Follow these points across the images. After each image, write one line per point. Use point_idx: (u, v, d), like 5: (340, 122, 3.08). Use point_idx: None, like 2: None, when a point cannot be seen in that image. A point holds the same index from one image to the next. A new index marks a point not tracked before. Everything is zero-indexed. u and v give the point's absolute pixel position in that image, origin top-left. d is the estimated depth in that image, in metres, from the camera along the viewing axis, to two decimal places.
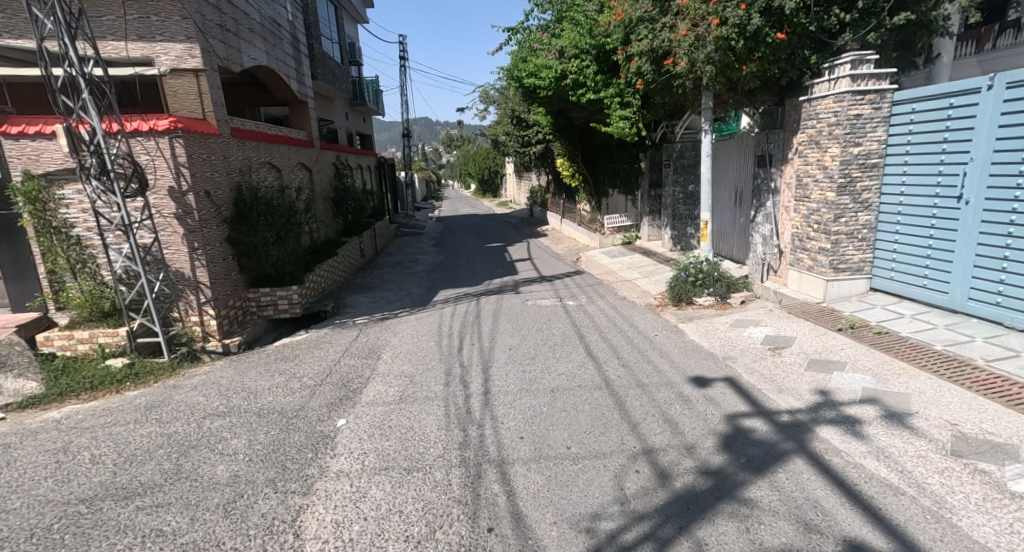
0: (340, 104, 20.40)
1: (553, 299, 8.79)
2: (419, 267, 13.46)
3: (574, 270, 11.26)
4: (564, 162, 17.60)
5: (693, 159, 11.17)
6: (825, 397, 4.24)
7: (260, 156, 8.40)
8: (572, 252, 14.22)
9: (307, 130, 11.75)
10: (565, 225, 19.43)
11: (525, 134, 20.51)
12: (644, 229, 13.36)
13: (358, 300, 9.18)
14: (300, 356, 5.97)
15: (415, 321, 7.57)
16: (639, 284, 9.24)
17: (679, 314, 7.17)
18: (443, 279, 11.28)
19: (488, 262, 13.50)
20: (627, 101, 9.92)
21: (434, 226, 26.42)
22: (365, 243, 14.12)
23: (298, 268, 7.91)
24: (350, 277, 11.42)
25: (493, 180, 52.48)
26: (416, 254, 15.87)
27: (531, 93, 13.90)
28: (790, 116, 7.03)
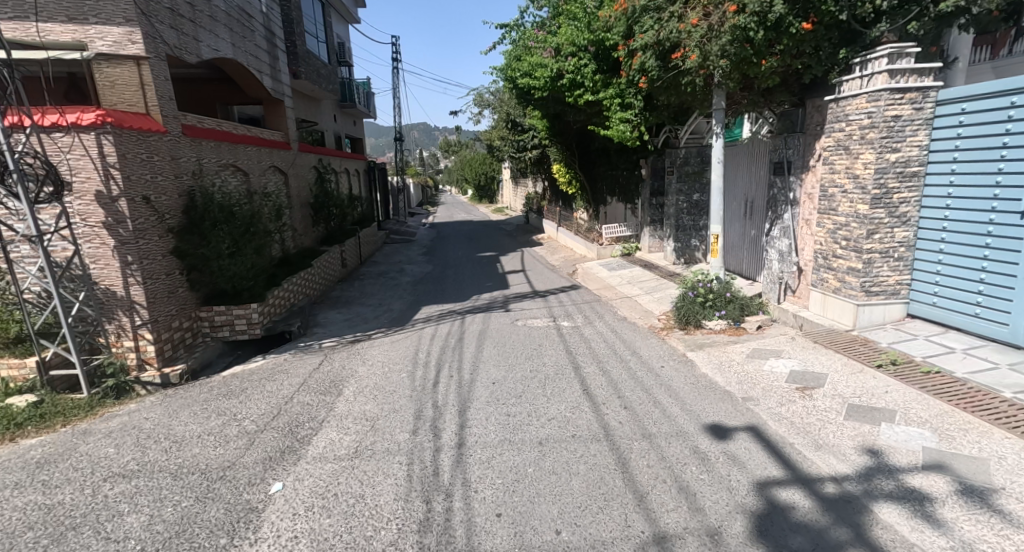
0: (328, 106, 19.64)
1: (546, 318, 7.97)
2: (405, 278, 12.64)
3: (569, 284, 10.48)
4: (561, 168, 16.77)
5: (698, 165, 10.41)
6: (877, 460, 3.42)
7: (222, 157, 7.58)
8: (568, 263, 13.42)
9: (283, 131, 10.94)
10: (562, 234, 18.66)
11: (520, 139, 19.79)
12: (645, 240, 12.58)
13: (332, 318, 8.34)
14: (249, 390, 5.14)
15: (389, 346, 6.73)
16: (640, 303, 8.44)
17: (686, 340, 6.36)
18: (428, 293, 10.46)
19: (478, 273, 12.68)
20: (629, 102, 9.12)
21: (427, 233, 25.61)
22: (348, 252, 13.29)
23: (260, 283, 7.07)
24: (328, 291, 10.58)
25: (490, 187, 51.79)
26: (403, 264, 15.04)
27: (526, 96, 13.14)
28: (812, 119, 6.27)
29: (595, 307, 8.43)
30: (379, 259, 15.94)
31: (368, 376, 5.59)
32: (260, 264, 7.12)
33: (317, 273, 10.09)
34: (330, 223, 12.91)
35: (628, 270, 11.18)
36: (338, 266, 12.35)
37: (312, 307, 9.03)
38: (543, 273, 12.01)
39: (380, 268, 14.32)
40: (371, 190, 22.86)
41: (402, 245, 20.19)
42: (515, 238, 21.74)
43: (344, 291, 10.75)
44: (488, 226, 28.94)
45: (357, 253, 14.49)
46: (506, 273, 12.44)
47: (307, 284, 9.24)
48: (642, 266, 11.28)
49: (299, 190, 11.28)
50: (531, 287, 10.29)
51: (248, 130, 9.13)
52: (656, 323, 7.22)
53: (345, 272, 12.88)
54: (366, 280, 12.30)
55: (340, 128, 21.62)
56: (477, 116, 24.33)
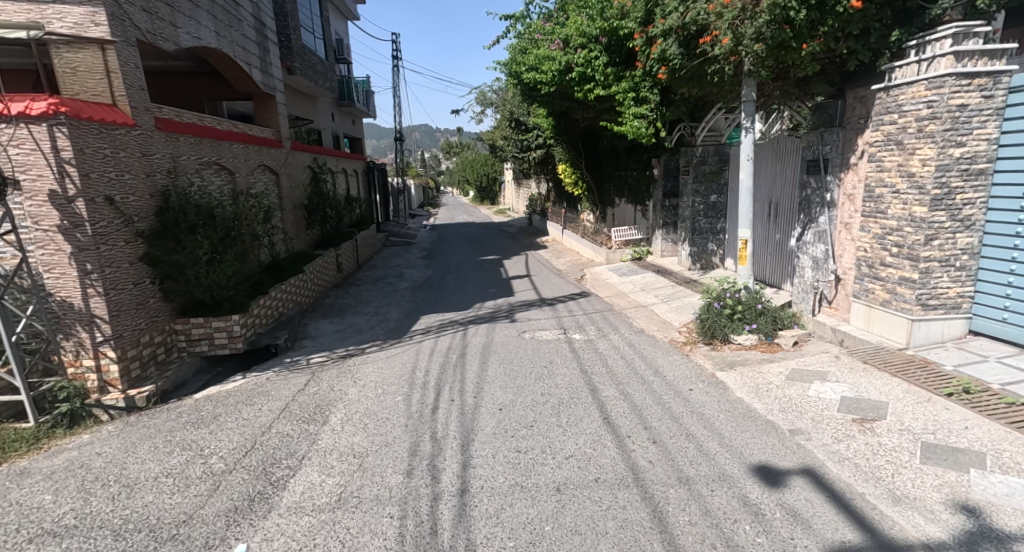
0: (326, 104, 19.07)
1: (555, 328, 7.36)
2: (404, 284, 12.03)
3: (578, 291, 9.87)
4: (566, 169, 16.22)
5: (716, 165, 9.81)
6: (977, 522, 2.79)
7: (204, 154, 6.97)
8: (575, 268, 12.80)
9: (275, 128, 10.34)
10: (567, 236, 18.05)
11: (523, 138, 19.20)
12: (657, 244, 11.95)
13: (324, 329, 7.74)
14: (223, 417, 4.53)
15: (384, 364, 6.13)
16: (657, 313, 7.82)
17: (713, 357, 5.74)
18: (428, 300, 9.85)
19: (481, 279, 12.07)
20: (644, 96, 8.50)
21: (428, 235, 25.03)
22: (344, 256, 12.66)
23: (243, 292, 6.47)
24: (322, 298, 9.98)
25: (491, 188, 51.24)
26: (403, 268, 14.44)
27: (532, 92, 12.54)
28: (854, 112, 5.65)
29: (607, 317, 7.81)
30: (378, 263, 15.34)
31: (360, 399, 4.99)
32: (243, 271, 6.52)
33: (309, 279, 9.47)
34: (324, 225, 12.26)
35: (639, 276, 10.55)
36: (333, 271, 11.72)
37: (303, 316, 8.43)
38: (550, 279, 11.39)
39: (378, 272, 13.71)
40: (370, 191, 22.24)
41: (402, 248, 19.58)
42: (518, 241, 21.15)
43: (339, 298, 10.15)
44: (490, 228, 28.33)
45: (354, 257, 13.85)
46: (510, 279, 11.84)
47: (297, 291, 8.62)
48: (655, 272, 10.66)
49: (291, 191, 10.66)
50: (538, 295, 9.69)
51: (235, 126, 8.52)
52: (677, 337, 6.59)
53: (341, 277, 12.26)
54: (362, 286, 11.70)
55: (338, 127, 21.05)
56: (480, 116, 23.75)
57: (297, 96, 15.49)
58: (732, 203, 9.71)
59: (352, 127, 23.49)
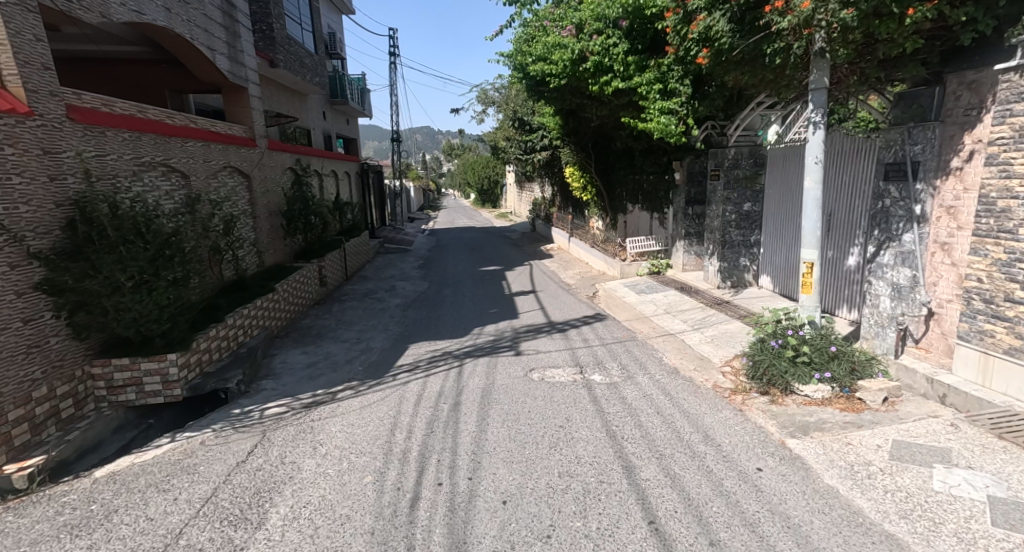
0: (316, 102, 17.89)
1: (569, 365, 6.12)
2: (395, 300, 10.80)
3: (592, 312, 8.65)
4: (574, 172, 15.06)
5: (750, 169, 8.59)
6: None
7: (142, 153, 5.76)
8: (585, 281, 11.61)
9: (248, 125, 9.15)
10: (575, 244, 16.84)
11: (528, 139, 17.97)
12: (678, 257, 10.73)
13: (292, 363, 6.51)
14: (120, 514, 3.30)
15: (357, 418, 4.87)
16: (689, 345, 6.59)
17: (775, 414, 4.49)
18: (421, 323, 8.61)
19: (482, 294, 10.85)
20: (673, 88, 7.30)
21: (426, 241, 23.85)
22: (329, 268, 11.44)
23: (185, 323, 5.25)
24: (299, 320, 8.75)
25: (493, 190, 50.06)
26: (396, 280, 13.24)
27: (538, 86, 11.32)
28: (958, 101, 4.43)
29: (631, 350, 6.57)
30: (369, 274, 14.12)
31: (317, 479, 3.75)
32: (186, 297, 5.30)
33: (282, 299, 8.26)
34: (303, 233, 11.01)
35: (661, 295, 9.33)
36: (315, 286, 10.48)
37: (271, 346, 7.22)
38: (558, 296, 10.18)
39: (368, 286, 12.49)
40: (363, 194, 21.00)
41: (397, 255, 18.36)
42: (521, 248, 19.92)
43: (320, 320, 8.93)
44: (491, 233, 27.09)
45: (341, 268, 12.62)
46: (513, 295, 10.62)
47: (265, 315, 7.39)
48: (678, 291, 9.43)
49: (263, 195, 9.43)
50: (546, 317, 8.46)
51: (197, 119, 7.35)
52: (722, 381, 5.34)
53: (325, 293, 11.02)
54: (349, 303, 10.48)
55: (330, 127, 19.86)
56: (481, 115, 22.51)
57: (281, 91, 14.28)
58: (769, 214, 8.50)
59: (345, 128, 22.31)
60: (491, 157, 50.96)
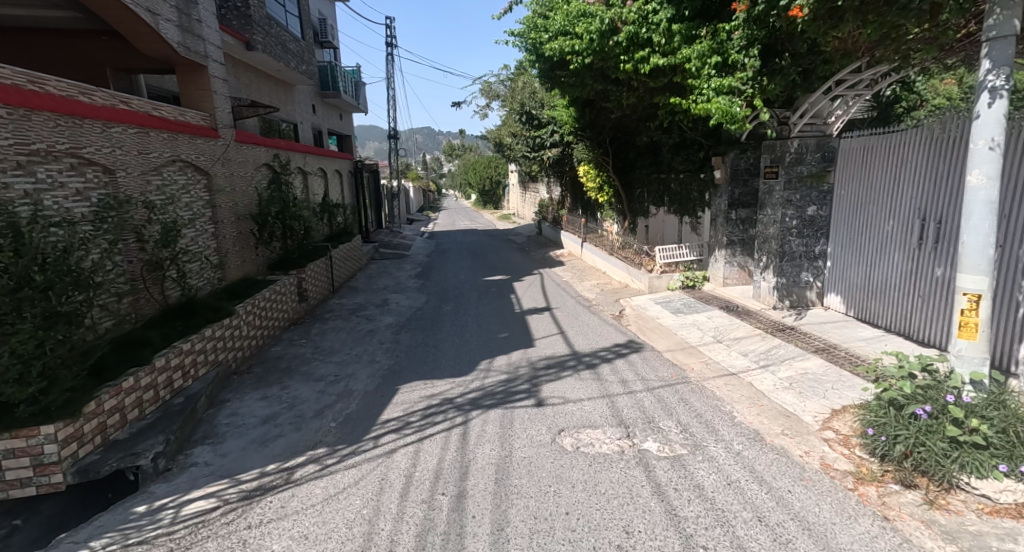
0: (304, 94, 16.42)
1: (611, 425, 4.60)
2: (387, 320, 9.24)
3: (623, 339, 7.12)
4: (591, 172, 13.81)
5: (817, 166, 7.05)
6: None
7: (29, 138, 4.29)
8: (607, 297, 10.12)
9: (209, 112, 7.64)
10: (589, 251, 15.36)
11: (536, 134, 16.51)
12: (719, 270, 9.18)
13: (246, 416, 4.98)
14: None
15: (318, 522, 3.33)
16: (764, 393, 5.05)
17: (946, 529, 2.98)
18: (416, 354, 7.04)
19: (488, 313, 9.29)
20: (733, 62, 5.77)
21: (427, 246, 22.38)
22: (310, 280, 9.89)
23: (77, 376, 3.77)
24: (267, 348, 7.21)
25: (495, 191, 48.61)
26: (389, 293, 11.70)
27: (556, 72, 9.83)
28: None
29: (688, 400, 5.03)
30: (361, 286, 12.58)
31: None
32: (78, 339, 3.83)
33: (245, 323, 6.73)
34: (279, 241, 9.50)
35: (704, 317, 7.80)
36: (293, 302, 8.96)
37: (223, 389, 5.67)
38: (578, 317, 8.64)
39: (357, 300, 10.94)
40: (355, 196, 19.46)
41: (393, 263, 16.82)
42: (528, 255, 18.34)
43: (294, 348, 7.38)
44: (494, 237, 25.50)
45: (325, 279, 11.06)
46: (525, 314, 9.08)
47: (218, 347, 5.85)
48: (723, 312, 7.89)
49: (226, 196, 7.95)
50: (568, 346, 6.94)
51: (132, 100, 5.92)
52: (833, 457, 3.80)
53: (304, 310, 9.46)
54: (333, 324, 8.91)
55: (320, 122, 18.40)
56: (484, 110, 20.98)
57: (261, 80, 12.82)
58: (843, 218, 6.95)
59: (337, 124, 20.83)
60: (494, 157, 49.44)
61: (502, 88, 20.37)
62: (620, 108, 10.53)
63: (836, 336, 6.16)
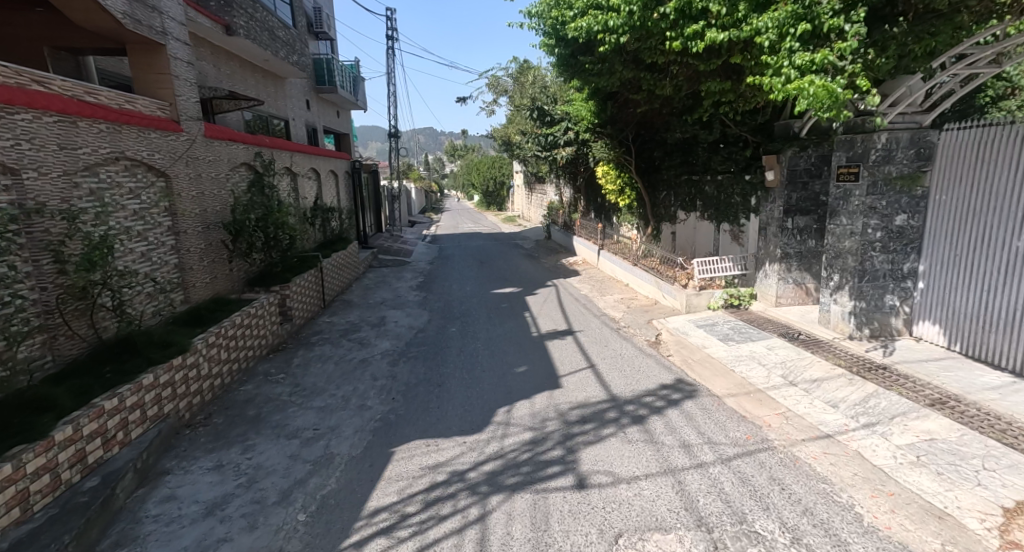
0: (296, 88, 15.20)
1: (683, 527, 3.31)
2: (383, 346, 7.93)
3: (670, 378, 5.83)
4: (610, 173, 12.65)
5: (909, 165, 5.73)
6: None
7: None
8: (637, 317, 8.83)
9: (169, 103, 6.39)
10: (607, 259, 14.09)
11: (548, 132, 15.30)
12: (772, 288, 7.86)
13: (185, 503, 3.71)
14: None
15: None
16: (884, 472, 3.73)
17: None
18: (415, 397, 5.73)
19: (501, 338, 8.00)
20: (829, 29, 4.47)
21: (430, 251, 21.10)
22: (295, 297, 8.60)
23: None
24: (234, 387, 5.93)
25: (499, 192, 47.42)
26: (387, 310, 10.41)
27: (579, 56, 8.64)
28: None
29: (781, 481, 3.73)
30: (356, 301, 11.29)
31: None
32: None
33: (205, 360, 5.44)
34: (259, 252, 8.25)
35: (763, 347, 6.49)
36: (274, 324, 7.67)
37: (165, 454, 4.40)
38: (606, 345, 7.35)
39: (351, 320, 9.64)
40: (351, 199, 18.19)
41: (393, 272, 15.57)
42: (539, 262, 17.02)
43: (268, 386, 6.09)
44: (501, 241, 24.22)
45: (313, 293, 9.76)
46: (544, 340, 7.78)
47: (163, 398, 4.58)
48: (785, 340, 6.58)
49: (187, 200, 6.64)
50: (604, 389, 5.64)
51: (52, 79, 4.60)
52: None
53: (287, 332, 8.17)
54: (320, 351, 7.61)
55: (315, 119, 17.22)
56: (491, 106, 19.72)
57: (245, 71, 11.60)
58: (945, 230, 5.63)
59: (333, 121, 19.62)
60: (498, 158, 48.16)
61: (510, 83, 19.08)
62: (649, 99, 9.28)
63: (950, 382, 4.84)
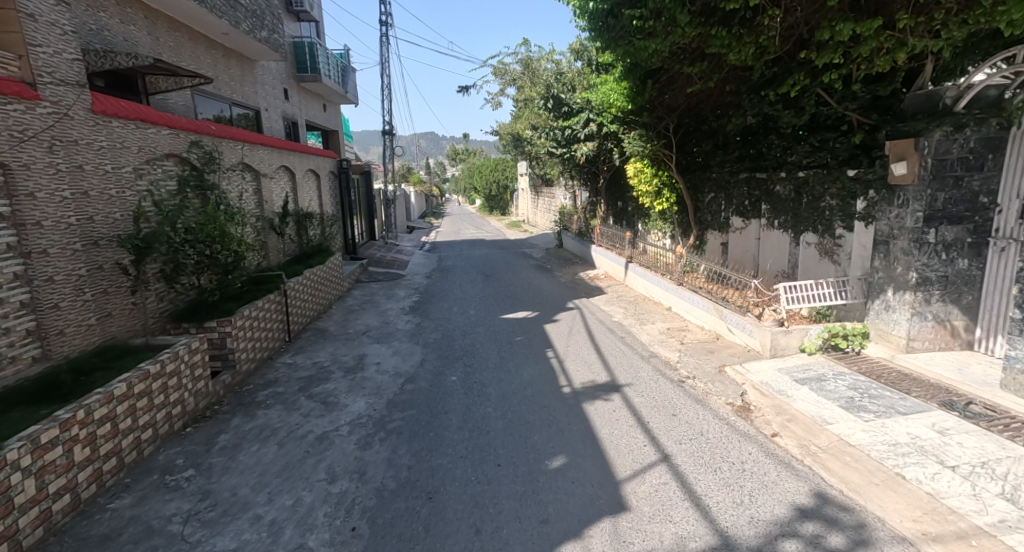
0: (268, 73, 13.16)
1: None
2: (357, 409, 5.70)
3: (803, 493, 3.62)
4: (645, 171, 10.71)
5: None
6: None
7: None
8: (701, 361, 6.64)
9: (21, 56, 4.33)
10: (639, 275, 11.93)
11: (566, 126, 13.30)
12: (901, 327, 5.62)
13: None
14: None
15: None
16: None
17: None
18: (390, 534, 3.51)
19: (520, 398, 5.77)
20: None
21: (430, 261, 18.91)
22: (235, 335, 6.35)
23: None
24: (99, 509, 3.75)
25: (502, 197, 45.32)
26: (370, 347, 8.18)
27: (622, 11, 6.50)
28: None
29: None
30: (332, 333, 9.05)
31: None
32: None
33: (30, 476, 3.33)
34: (185, 273, 6.07)
35: (925, 426, 4.26)
36: (200, 379, 5.44)
37: None
38: (672, 413, 5.12)
39: (321, 363, 7.41)
40: (336, 204, 16.03)
41: (385, 290, 13.41)
42: (554, 276, 14.85)
43: (161, 499, 3.88)
44: (509, 250, 22.04)
45: (269, 325, 7.53)
46: (580, 403, 5.55)
47: None
48: (955, 414, 4.36)
49: (50, 203, 4.46)
50: (702, 519, 3.45)
51: None
52: None
53: (223, 386, 5.94)
54: (264, 420, 5.38)
55: (293, 110, 15.13)
56: (496, 97, 17.53)
57: (193, 46, 9.56)
58: None
59: (317, 115, 17.56)
60: (501, 160, 46.02)
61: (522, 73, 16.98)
62: (708, 70, 7.18)
63: None
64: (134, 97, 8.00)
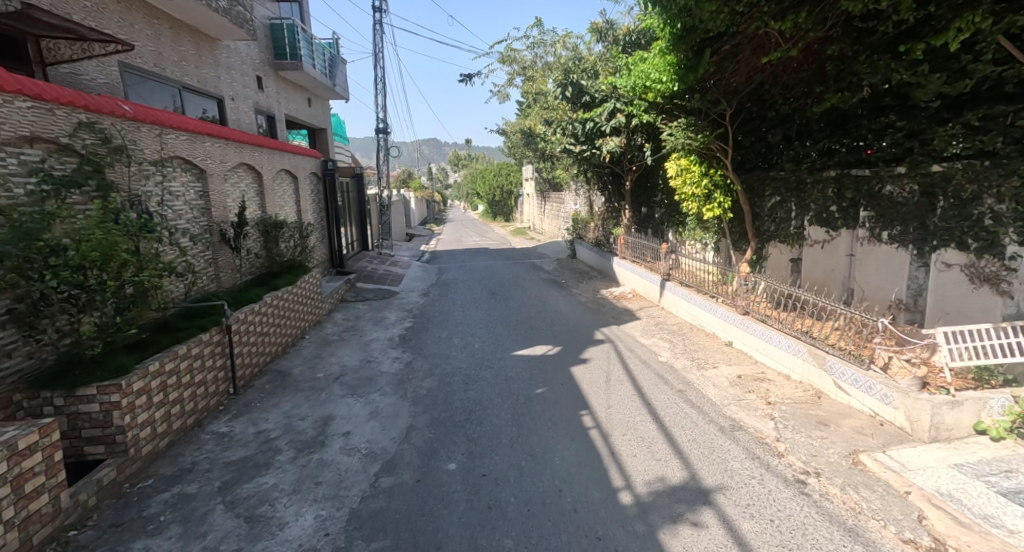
0: (236, 55, 11.23)
1: None
2: (297, 536, 3.64)
3: None
4: (691, 169, 8.73)
5: None
6: None
7: None
8: (810, 434, 4.59)
9: None
10: (679, 296, 9.89)
11: (587, 118, 11.35)
12: None
13: None
14: None
15: None
16: None
17: None
18: None
19: (556, 518, 3.71)
20: None
21: (429, 275, 16.87)
22: (123, 407, 4.29)
23: None
24: None
25: (506, 202, 43.31)
26: (341, 405, 6.10)
27: None
28: None
29: None
30: (294, 381, 6.97)
31: None
32: None
33: None
34: (46, 315, 4.12)
35: None
36: (34, 497, 3.38)
37: None
38: None
39: (267, 434, 5.32)
40: (320, 210, 14.00)
41: (373, 312, 11.35)
42: (572, 294, 12.79)
43: None
44: (517, 260, 19.96)
45: (193, 379, 5.44)
46: (654, 533, 3.48)
47: None
48: None
49: None
50: None
51: None
52: None
53: (96, 492, 3.88)
54: None
55: (270, 102, 13.20)
56: (502, 88, 15.56)
57: (122, 11, 7.65)
58: None
59: (300, 109, 15.63)
60: (506, 165, 44.05)
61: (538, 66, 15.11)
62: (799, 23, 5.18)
63: None
64: (26, 68, 6.08)
